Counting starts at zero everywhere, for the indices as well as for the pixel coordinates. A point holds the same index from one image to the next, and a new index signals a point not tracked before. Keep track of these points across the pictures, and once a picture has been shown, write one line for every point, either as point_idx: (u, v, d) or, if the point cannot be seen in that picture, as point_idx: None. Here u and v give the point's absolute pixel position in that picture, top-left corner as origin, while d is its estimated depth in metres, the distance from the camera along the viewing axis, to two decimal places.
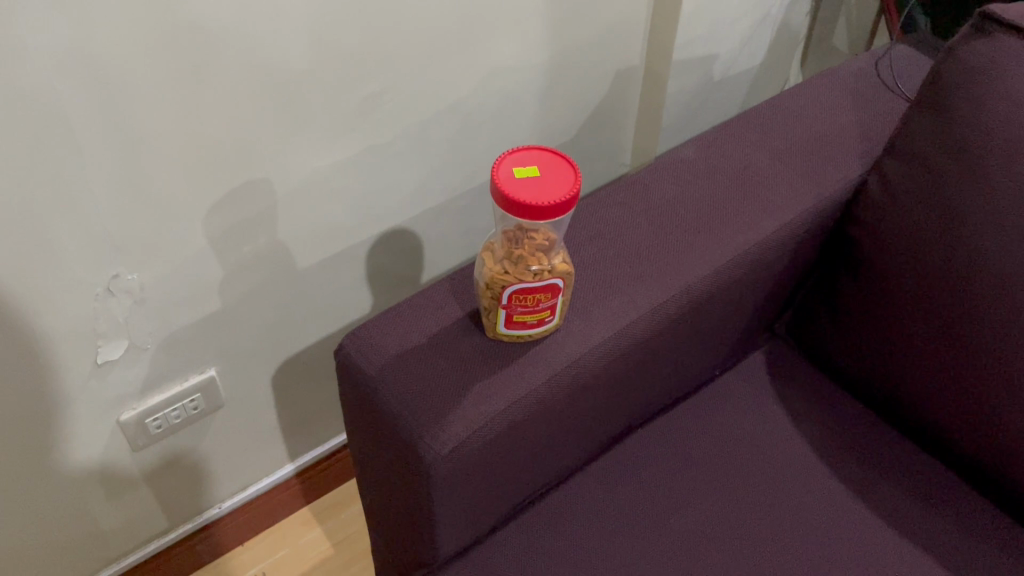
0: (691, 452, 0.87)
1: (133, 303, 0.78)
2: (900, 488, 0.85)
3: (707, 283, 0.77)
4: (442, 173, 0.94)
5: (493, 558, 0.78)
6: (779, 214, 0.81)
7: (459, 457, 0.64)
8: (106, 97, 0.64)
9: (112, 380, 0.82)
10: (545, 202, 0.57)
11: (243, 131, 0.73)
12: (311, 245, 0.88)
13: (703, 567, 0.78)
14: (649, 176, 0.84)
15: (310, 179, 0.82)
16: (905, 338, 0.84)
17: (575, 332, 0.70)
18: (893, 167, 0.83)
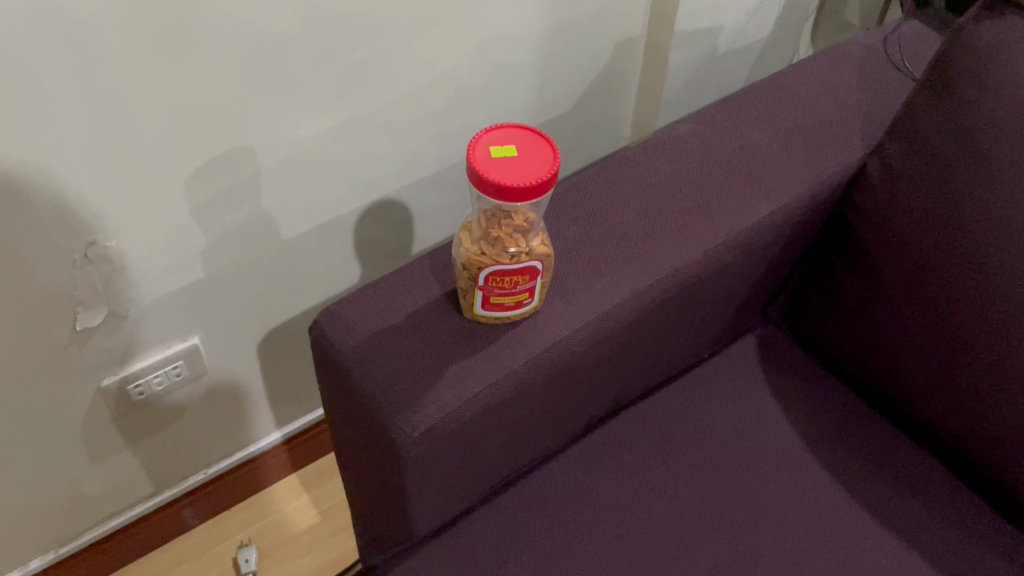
0: (676, 436, 0.86)
1: (111, 270, 0.77)
2: (887, 479, 0.84)
3: (695, 267, 0.75)
4: (433, 143, 0.92)
5: (469, 539, 0.77)
6: (774, 196, 0.79)
7: (431, 440, 0.63)
8: (81, 66, 0.62)
9: (92, 346, 0.82)
10: (522, 182, 0.55)
11: (227, 100, 0.72)
12: (297, 215, 0.87)
13: (682, 554, 0.77)
14: (641, 153, 0.82)
15: (295, 148, 0.80)
16: (900, 327, 0.82)
17: (555, 315, 0.69)
18: (895, 151, 0.80)
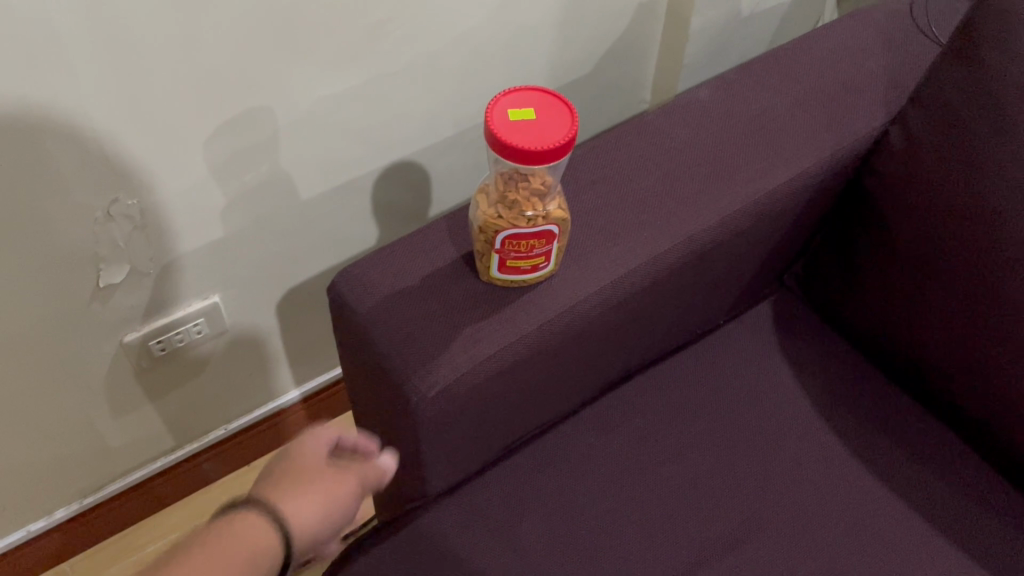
0: (689, 401, 0.86)
1: (133, 227, 0.78)
2: (898, 447, 0.84)
3: (711, 234, 0.74)
4: (450, 104, 0.92)
5: (482, 498, 0.79)
6: (794, 162, 0.78)
7: (445, 399, 0.64)
8: (103, 24, 0.62)
9: (114, 303, 0.83)
10: (539, 146, 0.55)
11: (246, 58, 0.72)
12: (315, 175, 0.87)
13: (691, 517, 0.78)
14: (661, 118, 0.82)
15: (314, 108, 0.80)
16: (916, 296, 0.82)
17: (570, 279, 0.69)
18: (916, 118, 0.79)
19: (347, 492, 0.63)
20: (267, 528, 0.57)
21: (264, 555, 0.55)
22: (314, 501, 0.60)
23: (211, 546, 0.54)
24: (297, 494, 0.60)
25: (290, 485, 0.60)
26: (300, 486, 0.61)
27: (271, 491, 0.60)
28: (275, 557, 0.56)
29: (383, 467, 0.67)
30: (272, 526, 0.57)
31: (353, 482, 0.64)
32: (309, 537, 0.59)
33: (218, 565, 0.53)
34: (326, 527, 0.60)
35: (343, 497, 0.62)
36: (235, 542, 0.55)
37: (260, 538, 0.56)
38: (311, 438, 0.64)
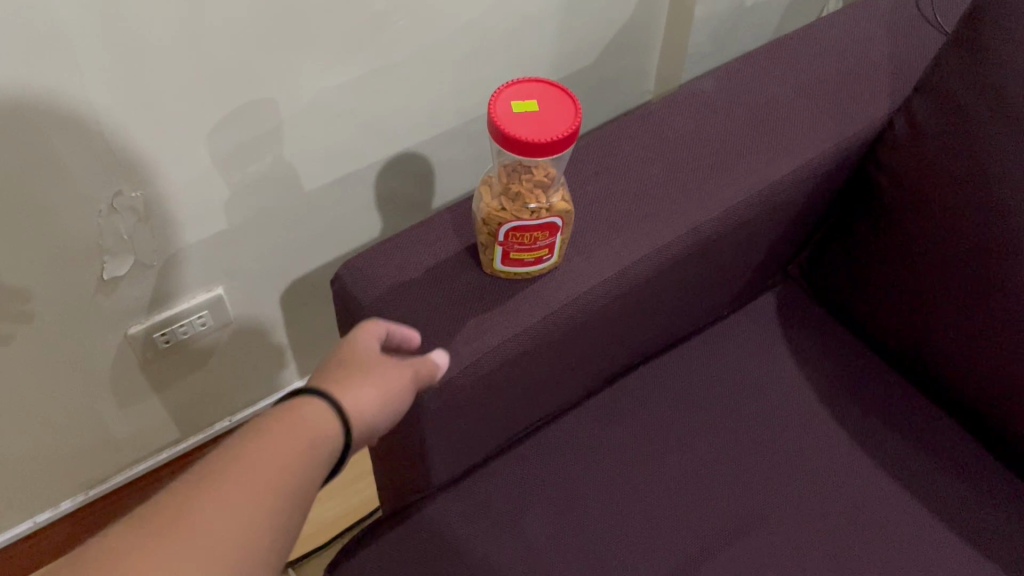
0: (693, 391, 0.86)
1: (137, 220, 0.78)
2: (902, 438, 0.84)
3: (715, 224, 0.74)
4: (454, 94, 0.92)
5: (486, 489, 0.79)
6: (799, 153, 0.78)
7: (449, 392, 0.64)
8: (105, 16, 0.62)
9: (119, 295, 0.83)
10: (543, 137, 0.55)
11: (249, 50, 0.72)
12: (318, 167, 0.87)
13: (694, 508, 0.79)
14: (664, 108, 0.82)
15: (317, 99, 0.80)
16: (921, 286, 0.82)
17: (574, 271, 0.69)
18: (921, 106, 0.78)
19: (403, 387, 0.57)
20: (325, 418, 0.51)
21: (321, 446, 0.50)
22: (371, 391, 0.54)
23: (271, 429, 0.48)
24: (353, 384, 0.54)
25: (345, 375, 0.54)
26: (355, 376, 0.55)
27: (327, 383, 0.54)
28: (332, 450, 0.51)
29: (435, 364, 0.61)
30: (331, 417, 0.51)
31: (407, 375, 0.58)
32: (364, 430, 0.54)
33: (280, 453, 0.47)
34: (381, 420, 0.55)
35: (400, 390, 0.56)
36: (295, 432, 0.49)
37: (319, 430, 0.50)
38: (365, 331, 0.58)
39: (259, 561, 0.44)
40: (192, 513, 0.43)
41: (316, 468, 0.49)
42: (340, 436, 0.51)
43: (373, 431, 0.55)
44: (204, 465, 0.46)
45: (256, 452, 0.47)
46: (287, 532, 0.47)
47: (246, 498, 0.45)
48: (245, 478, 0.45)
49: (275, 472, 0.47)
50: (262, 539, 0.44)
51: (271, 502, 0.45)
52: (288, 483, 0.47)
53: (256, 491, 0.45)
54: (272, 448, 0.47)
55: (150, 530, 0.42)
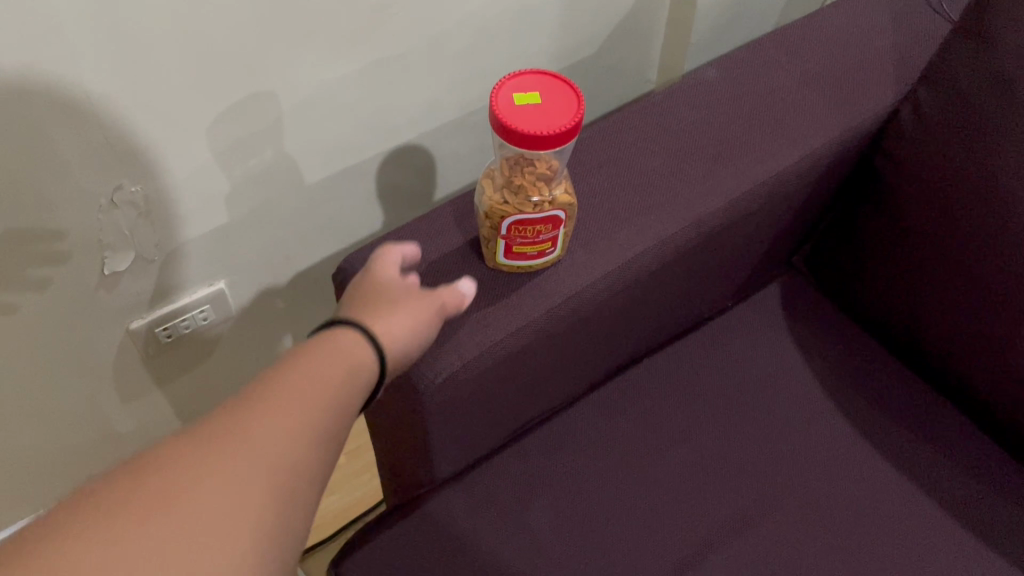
0: (697, 383, 0.86)
1: (138, 214, 0.78)
2: (907, 429, 0.84)
3: (719, 216, 0.74)
4: (455, 86, 0.91)
5: (491, 482, 0.79)
6: (803, 143, 0.77)
7: (453, 386, 0.64)
8: (104, 11, 0.61)
9: (120, 290, 0.83)
10: (545, 130, 0.54)
11: (249, 43, 0.71)
12: (320, 159, 0.86)
13: (700, 500, 0.79)
14: (668, 99, 0.81)
15: (318, 92, 0.79)
16: (926, 275, 0.81)
17: (577, 263, 0.68)
18: (927, 96, 0.78)
19: (432, 310, 0.60)
20: (364, 341, 0.55)
21: (364, 365, 0.54)
22: (404, 316, 0.58)
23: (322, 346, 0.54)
24: (385, 311, 0.58)
25: (377, 306, 0.58)
26: (385, 304, 0.58)
27: (359, 312, 0.58)
28: (370, 372, 0.55)
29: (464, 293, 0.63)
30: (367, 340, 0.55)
31: (436, 301, 0.61)
32: (402, 355, 0.57)
33: (328, 364, 0.52)
34: (416, 346, 0.59)
35: (430, 314, 0.60)
36: (335, 356, 0.53)
37: (357, 350, 0.54)
38: (386, 266, 0.62)
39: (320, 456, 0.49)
40: (254, 425, 0.47)
41: (361, 378, 0.54)
42: (378, 359, 0.55)
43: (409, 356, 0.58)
44: (255, 388, 0.50)
45: (304, 374, 0.51)
46: (332, 452, 0.51)
47: (300, 414, 0.49)
48: (297, 397, 0.49)
49: (331, 380, 0.51)
50: (315, 452, 0.48)
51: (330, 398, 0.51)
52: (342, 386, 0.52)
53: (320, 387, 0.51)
54: (326, 360, 0.52)
55: (220, 439, 0.45)
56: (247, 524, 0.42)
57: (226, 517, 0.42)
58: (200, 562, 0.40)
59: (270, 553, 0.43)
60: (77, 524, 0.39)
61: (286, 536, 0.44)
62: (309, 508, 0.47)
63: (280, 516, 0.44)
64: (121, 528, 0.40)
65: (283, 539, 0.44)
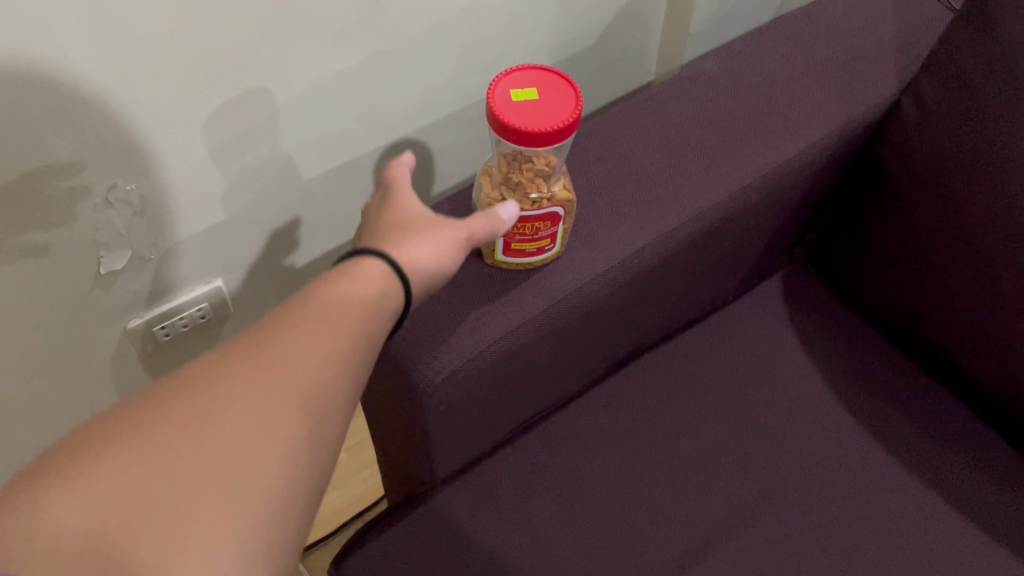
0: (699, 378, 0.86)
1: (133, 213, 0.77)
2: (911, 421, 0.84)
3: (719, 210, 0.73)
4: (453, 79, 0.90)
5: (492, 479, 0.78)
6: (805, 135, 0.76)
7: (453, 385, 0.63)
8: (95, 10, 0.60)
9: (117, 290, 0.83)
10: (544, 126, 0.54)
11: (244, 39, 0.70)
12: (316, 155, 0.86)
13: (702, 495, 0.78)
14: (667, 92, 0.80)
15: (314, 87, 0.79)
16: (929, 267, 0.81)
17: (576, 259, 0.68)
18: (930, 86, 0.77)
19: (455, 241, 0.58)
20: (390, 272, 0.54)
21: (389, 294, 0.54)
22: (427, 239, 0.58)
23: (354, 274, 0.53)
24: (400, 233, 0.58)
25: (400, 235, 0.58)
26: (402, 228, 0.59)
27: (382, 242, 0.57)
28: (398, 291, 0.54)
29: (504, 214, 0.59)
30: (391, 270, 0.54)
31: (460, 232, 0.59)
32: (428, 271, 0.57)
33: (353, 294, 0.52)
34: (445, 259, 0.58)
35: (453, 245, 0.58)
36: (360, 273, 0.53)
37: (382, 280, 0.54)
38: (405, 193, 0.63)
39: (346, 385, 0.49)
40: (285, 338, 0.47)
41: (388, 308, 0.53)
42: (400, 275, 0.55)
43: (441, 272, 0.57)
44: (287, 304, 0.51)
45: (332, 290, 0.51)
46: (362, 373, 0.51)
47: (329, 327, 0.49)
48: (325, 310, 0.50)
49: (360, 308, 0.51)
50: (347, 361, 0.49)
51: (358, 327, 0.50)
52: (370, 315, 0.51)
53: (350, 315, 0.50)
54: (353, 287, 0.52)
55: (250, 359, 0.46)
56: (279, 434, 0.44)
57: (258, 428, 0.43)
58: (234, 469, 0.42)
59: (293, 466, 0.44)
60: (119, 433, 0.42)
61: (321, 443, 0.46)
62: (345, 417, 0.48)
63: (312, 423, 0.45)
64: (151, 438, 0.42)
65: (317, 447, 0.45)
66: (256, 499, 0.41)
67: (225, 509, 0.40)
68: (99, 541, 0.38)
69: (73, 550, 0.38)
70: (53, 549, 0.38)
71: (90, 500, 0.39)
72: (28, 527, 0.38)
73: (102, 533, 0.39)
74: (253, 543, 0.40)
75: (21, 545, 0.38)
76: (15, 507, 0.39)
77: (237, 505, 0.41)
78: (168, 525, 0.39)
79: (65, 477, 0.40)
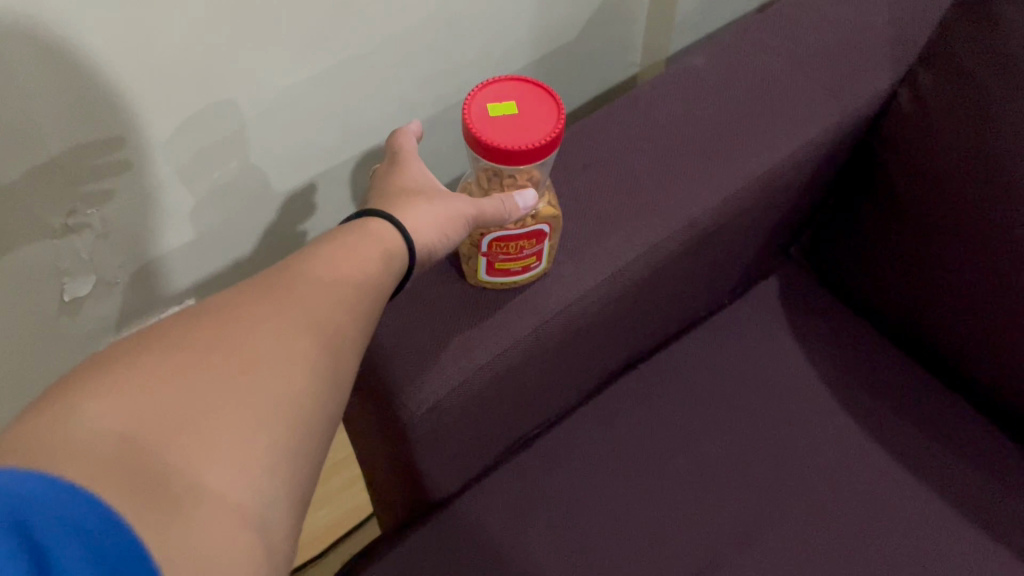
0: (695, 387, 0.83)
1: (96, 237, 0.73)
2: (914, 424, 0.81)
3: (712, 216, 0.70)
4: (429, 82, 0.86)
5: (484, 503, 0.75)
6: (799, 133, 0.73)
7: (439, 414, 0.60)
8: (39, 34, 0.56)
9: (83, 315, 0.80)
10: (524, 144, 0.50)
11: (206, 54, 0.65)
12: (286, 167, 0.81)
13: (702, 513, 0.75)
14: (654, 92, 0.76)
15: (281, 98, 0.74)
16: (929, 265, 0.78)
17: (564, 275, 0.64)
18: (928, 79, 0.73)
19: (457, 213, 0.57)
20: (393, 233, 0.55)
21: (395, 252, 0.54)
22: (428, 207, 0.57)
23: (354, 230, 0.54)
24: (408, 199, 0.58)
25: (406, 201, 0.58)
26: (408, 195, 0.59)
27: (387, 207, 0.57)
28: (404, 252, 0.55)
29: (520, 200, 0.58)
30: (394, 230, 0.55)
31: (465, 205, 0.57)
32: (433, 236, 0.56)
33: (360, 248, 0.52)
34: (445, 231, 0.56)
35: (457, 216, 0.57)
36: (365, 233, 0.53)
37: (388, 236, 0.54)
38: (415, 163, 0.62)
39: (359, 325, 0.50)
40: (296, 283, 0.48)
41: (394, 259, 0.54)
42: (405, 233, 0.55)
43: (447, 239, 0.57)
44: (297, 255, 0.51)
45: (339, 243, 0.52)
46: (373, 312, 0.51)
47: (340, 275, 0.50)
48: (335, 257, 0.51)
49: (368, 256, 0.52)
50: (357, 311, 0.50)
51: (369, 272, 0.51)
52: (377, 258, 0.52)
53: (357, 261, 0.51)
54: (360, 238, 0.53)
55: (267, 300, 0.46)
56: (297, 363, 0.44)
57: (279, 360, 0.44)
58: (259, 393, 0.42)
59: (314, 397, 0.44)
60: (146, 355, 0.41)
61: (334, 379, 0.46)
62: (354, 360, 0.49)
63: (328, 361, 0.46)
64: (179, 359, 0.41)
65: (331, 383, 0.46)
66: (283, 418, 0.42)
67: (254, 427, 0.40)
68: (133, 447, 0.37)
69: (110, 452, 0.36)
70: (89, 452, 0.36)
71: (126, 410, 0.38)
72: (60, 435, 0.36)
73: (136, 440, 0.37)
74: (279, 464, 0.40)
75: (51, 451, 0.35)
76: (45, 418, 0.37)
77: (265, 426, 0.41)
78: (201, 436, 0.39)
79: (95, 388, 0.39)
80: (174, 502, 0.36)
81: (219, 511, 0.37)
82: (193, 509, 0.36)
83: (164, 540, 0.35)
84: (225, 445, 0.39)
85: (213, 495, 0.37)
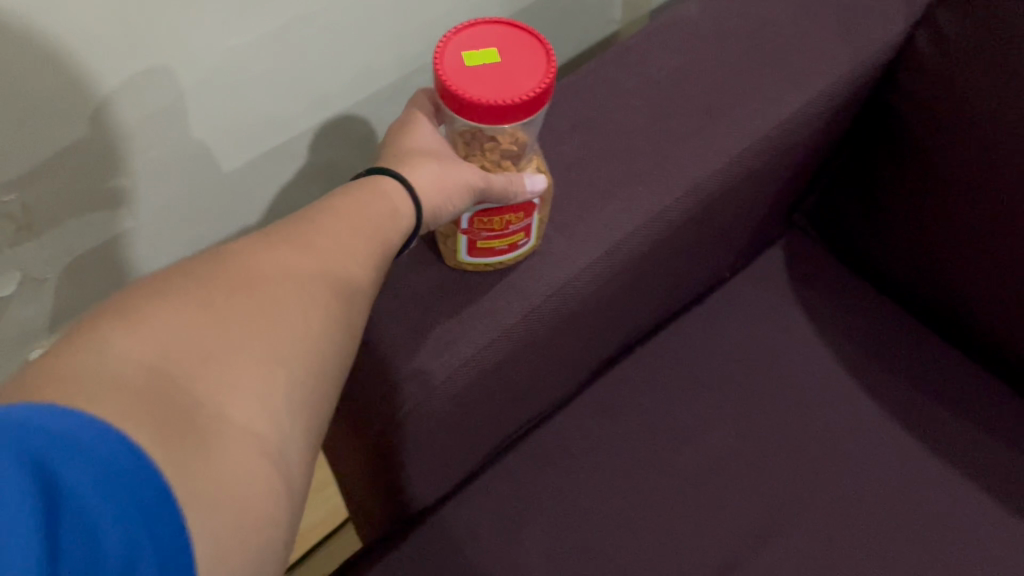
0: (698, 370, 0.76)
1: (17, 228, 0.64)
2: (936, 401, 0.74)
3: (717, 180, 0.62)
4: (392, 43, 0.77)
5: (472, 510, 0.68)
6: (809, 84, 0.65)
7: (419, 418, 0.53)
8: None
9: (10, 318, 0.71)
10: (506, 98, 0.42)
11: (130, 14, 0.56)
12: (234, 143, 0.72)
13: (714, 511, 0.68)
14: (644, 44, 0.68)
15: (224, 62, 0.65)
16: (951, 226, 0.71)
17: (556, 254, 0.57)
18: (950, 20, 0.66)
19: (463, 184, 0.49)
20: (401, 195, 0.47)
21: (400, 214, 0.47)
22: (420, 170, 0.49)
23: (357, 189, 0.47)
24: (413, 159, 0.49)
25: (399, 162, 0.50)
26: (404, 154, 0.50)
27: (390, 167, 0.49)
28: (412, 220, 0.48)
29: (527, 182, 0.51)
30: (402, 190, 0.48)
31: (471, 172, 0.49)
32: (436, 201, 0.48)
33: (366, 207, 0.45)
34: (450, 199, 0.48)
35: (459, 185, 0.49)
36: (372, 191, 0.47)
37: (396, 198, 0.47)
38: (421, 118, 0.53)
39: (378, 270, 0.44)
40: (306, 227, 0.43)
41: (403, 218, 0.47)
42: (412, 192, 0.48)
43: (445, 207, 0.49)
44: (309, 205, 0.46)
45: (344, 198, 0.45)
46: (389, 259, 0.46)
47: (359, 216, 0.45)
48: (351, 201, 0.45)
49: (384, 202, 0.46)
50: (380, 253, 0.45)
51: (387, 217, 0.46)
52: (392, 202, 0.47)
53: (372, 206, 0.46)
54: (365, 193, 0.46)
55: (282, 238, 0.42)
56: (315, 305, 0.39)
57: (301, 300, 0.39)
58: (275, 333, 0.37)
59: (330, 347, 0.39)
60: (159, 291, 0.36)
61: (352, 329, 0.41)
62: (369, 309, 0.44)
63: (342, 309, 0.41)
64: (200, 292, 0.37)
65: (349, 332, 0.41)
66: (302, 358, 0.37)
67: (275, 363, 0.36)
68: (158, 377, 0.33)
69: (137, 382, 0.32)
70: (119, 381, 0.32)
71: (152, 340, 0.34)
72: (91, 361, 0.32)
73: (163, 372, 0.33)
74: (300, 403, 0.36)
75: (83, 376, 0.31)
76: (68, 346, 0.33)
77: (289, 362, 0.37)
78: (223, 370, 0.35)
79: (114, 319, 0.34)
80: (198, 437, 0.32)
81: (240, 444, 0.33)
82: (218, 443, 0.33)
83: (188, 477, 0.31)
84: (248, 378, 0.35)
85: (234, 429, 0.33)
